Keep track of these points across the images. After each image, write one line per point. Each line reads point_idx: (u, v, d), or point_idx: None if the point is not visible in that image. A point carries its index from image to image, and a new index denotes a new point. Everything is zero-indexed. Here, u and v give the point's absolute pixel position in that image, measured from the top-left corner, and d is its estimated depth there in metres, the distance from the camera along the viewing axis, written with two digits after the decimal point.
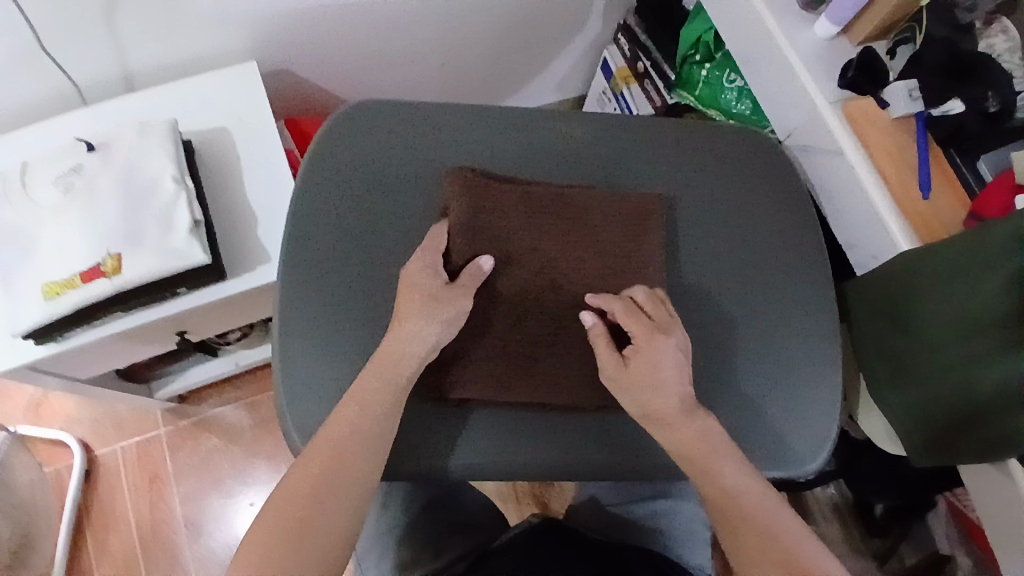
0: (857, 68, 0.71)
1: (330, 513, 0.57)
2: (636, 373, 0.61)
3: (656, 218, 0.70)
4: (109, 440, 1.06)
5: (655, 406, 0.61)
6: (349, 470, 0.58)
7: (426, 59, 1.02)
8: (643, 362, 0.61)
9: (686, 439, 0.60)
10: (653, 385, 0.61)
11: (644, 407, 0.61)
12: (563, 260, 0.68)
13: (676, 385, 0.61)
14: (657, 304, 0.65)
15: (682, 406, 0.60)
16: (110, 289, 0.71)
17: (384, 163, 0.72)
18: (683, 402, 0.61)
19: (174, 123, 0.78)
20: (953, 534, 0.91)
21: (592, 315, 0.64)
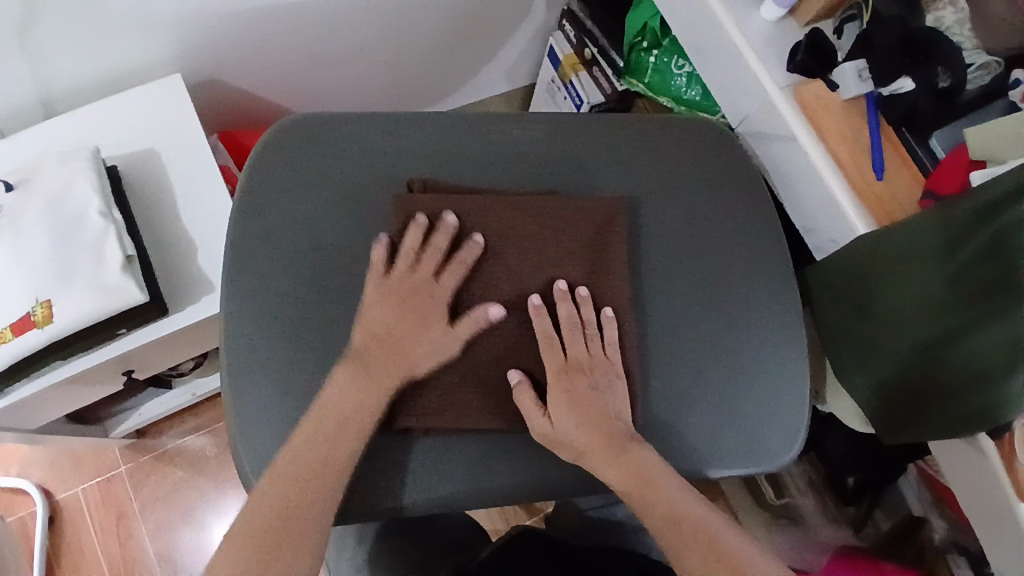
0: (806, 51, 0.70)
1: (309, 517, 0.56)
2: (567, 409, 0.62)
3: (619, 221, 0.67)
4: (69, 482, 1.01)
5: (581, 441, 0.61)
6: (325, 477, 0.57)
7: (368, 58, 0.98)
8: (576, 396, 0.62)
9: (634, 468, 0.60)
10: (577, 423, 0.61)
11: (571, 444, 0.61)
12: (535, 269, 0.66)
13: (605, 423, 0.61)
14: (613, 343, 0.64)
15: (610, 439, 0.61)
16: (43, 338, 0.66)
17: (327, 181, 0.69)
18: (610, 440, 0.61)
19: (97, 150, 0.73)
20: (925, 497, 0.94)
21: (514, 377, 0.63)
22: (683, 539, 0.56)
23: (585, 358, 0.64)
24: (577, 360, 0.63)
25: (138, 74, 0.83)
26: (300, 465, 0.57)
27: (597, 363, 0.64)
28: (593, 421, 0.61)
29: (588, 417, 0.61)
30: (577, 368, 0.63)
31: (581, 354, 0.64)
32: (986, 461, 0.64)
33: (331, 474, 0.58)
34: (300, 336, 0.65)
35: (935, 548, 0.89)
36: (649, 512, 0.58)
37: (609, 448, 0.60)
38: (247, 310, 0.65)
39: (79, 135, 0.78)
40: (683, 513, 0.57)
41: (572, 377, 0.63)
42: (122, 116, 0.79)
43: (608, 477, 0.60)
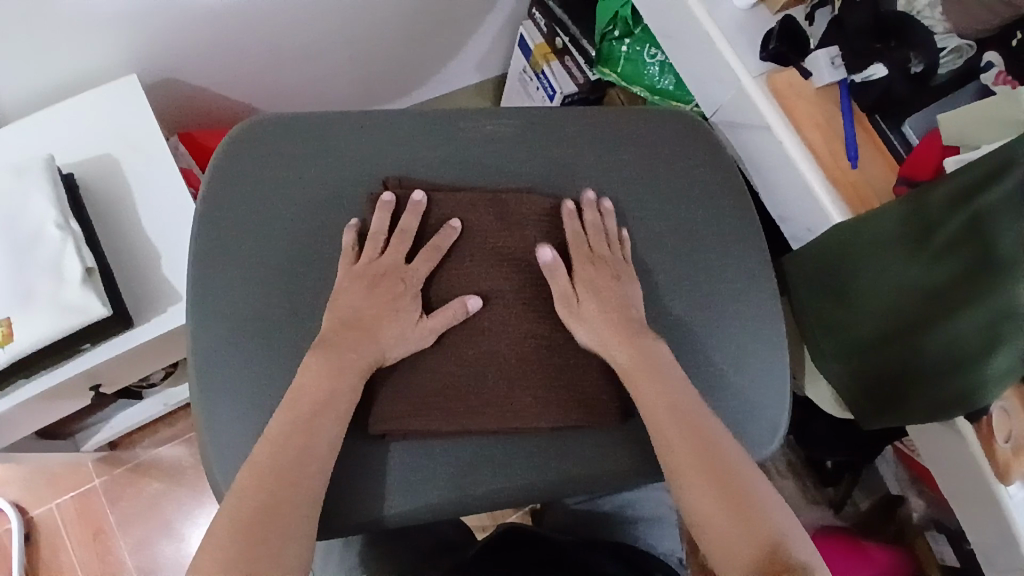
0: (778, 38, 0.69)
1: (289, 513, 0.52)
2: (595, 307, 0.64)
3: (599, 222, 0.67)
4: (43, 499, 0.99)
5: (609, 346, 0.63)
6: (303, 470, 0.54)
7: (333, 53, 0.95)
8: (601, 290, 0.65)
9: None
10: (604, 319, 0.63)
11: (608, 353, 0.63)
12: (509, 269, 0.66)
13: (628, 311, 0.64)
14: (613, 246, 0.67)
15: (635, 341, 0.62)
16: (2, 359, 0.64)
17: (292, 184, 0.66)
18: (633, 332, 0.63)
19: (50, 158, 0.70)
20: (902, 476, 0.97)
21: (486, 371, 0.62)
22: (705, 479, 0.54)
23: (594, 263, 0.66)
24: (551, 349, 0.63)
25: (92, 76, 0.79)
26: (274, 455, 0.54)
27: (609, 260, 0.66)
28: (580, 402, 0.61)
29: (615, 317, 0.63)
30: (597, 262, 0.66)
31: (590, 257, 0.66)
32: (964, 443, 0.65)
33: (309, 469, 0.54)
34: (272, 346, 0.63)
35: (915, 527, 0.94)
36: None
37: (635, 342, 0.62)
38: (217, 321, 0.63)
39: (32, 143, 0.75)
40: (709, 447, 0.55)
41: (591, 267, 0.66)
42: (77, 121, 0.76)
43: (645, 397, 0.60)
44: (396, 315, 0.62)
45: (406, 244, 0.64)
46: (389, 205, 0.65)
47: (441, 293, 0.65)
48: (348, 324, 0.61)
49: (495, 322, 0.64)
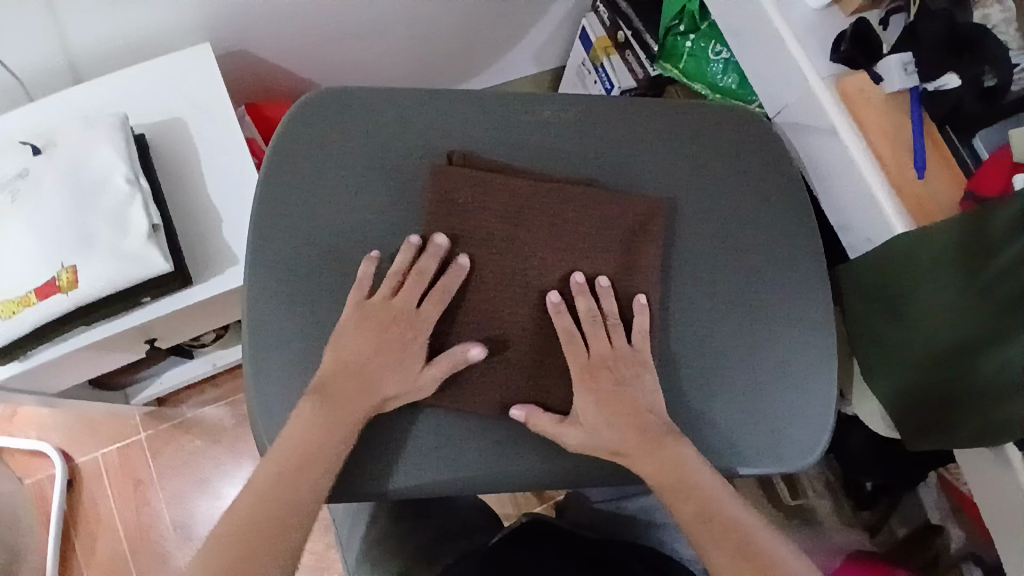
0: (850, 40, 0.68)
1: (281, 532, 0.55)
2: (595, 408, 0.62)
3: (658, 222, 0.67)
4: (88, 447, 1.03)
5: (615, 441, 0.61)
6: (310, 476, 0.57)
7: (396, 32, 0.96)
8: (604, 397, 0.62)
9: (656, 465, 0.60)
10: (607, 423, 0.61)
11: (605, 445, 0.62)
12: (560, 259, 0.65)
13: (639, 416, 0.62)
14: (640, 331, 0.64)
15: (645, 434, 0.61)
16: (68, 304, 0.67)
17: (353, 156, 0.68)
18: (644, 434, 0.61)
19: (125, 117, 0.73)
20: (944, 504, 0.92)
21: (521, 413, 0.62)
22: (713, 536, 0.57)
23: (609, 352, 0.64)
24: (599, 358, 0.63)
25: (167, 42, 0.82)
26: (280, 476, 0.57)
27: (622, 356, 0.64)
28: (626, 418, 0.61)
29: (620, 417, 0.61)
30: (600, 364, 0.63)
31: (604, 348, 0.64)
32: (1013, 471, 0.63)
33: (310, 478, 0.57)
34: (323, 312, 0.64)
35: (950, 559, 0.89)
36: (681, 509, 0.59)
37: (644, 445, 0.60)
38: (271, 283, 0.64)
39: (107, 103, 0.78)
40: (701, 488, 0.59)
41: (596, 375, 0.63)
42: (149, 84, 0.79)
43: (644, 472, 0.60)
44: (448, 291, 0.63)
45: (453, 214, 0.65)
46: (445, 174, 0.66)
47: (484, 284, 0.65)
48: (365, 360, 0.61)
49: (509, 353, 0.64)
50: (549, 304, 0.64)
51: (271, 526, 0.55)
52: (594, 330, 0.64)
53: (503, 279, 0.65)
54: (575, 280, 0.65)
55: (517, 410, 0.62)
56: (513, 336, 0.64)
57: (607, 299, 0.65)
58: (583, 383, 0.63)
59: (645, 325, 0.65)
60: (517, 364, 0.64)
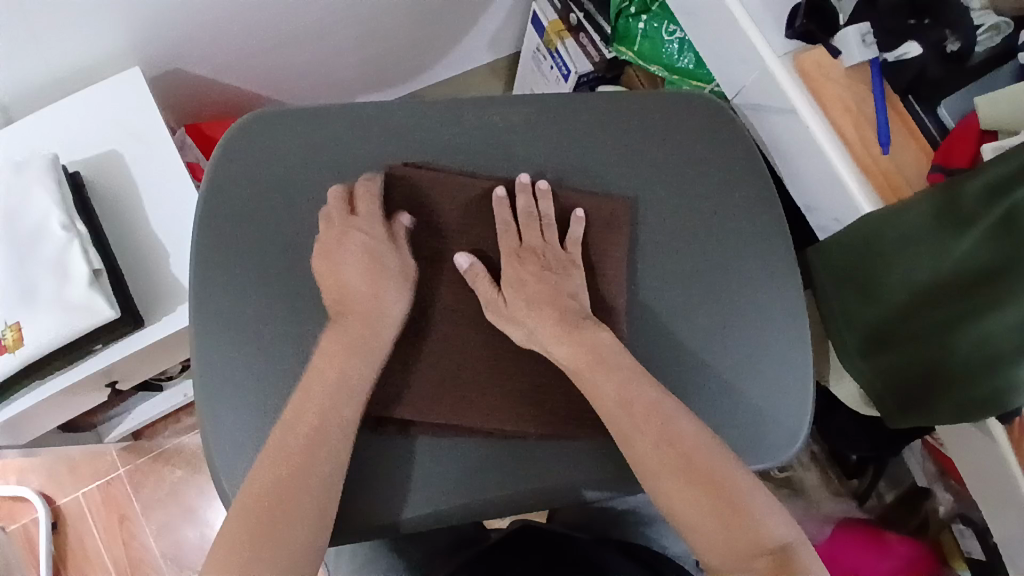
0: (806, 15, 0.64)
1: (315, 478, 0.54)
2: (519, 291, 0.61)
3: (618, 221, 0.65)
4: (69, 487, 1.01)
5: (534, 321, 0.60)
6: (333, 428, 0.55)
7: (339, 35, 0.92)
8: (526, 277, 0.61)
9: (575, 345, 0.59)
10: (529, 303, 0.60)
11: (524, 324, 0.60)
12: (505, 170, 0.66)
13: (559, 300, 0.60)
14: (575, 238, 0.64)
15: (563, 317, 0.60)
16: (15, 363, 0.64)
17: (296, 181, 0.65)
18: (563, 316, 0.60)
19: (55, 157, 0.69)
20: (930, 469, 0.93)
21: (465, 259, 0.62)
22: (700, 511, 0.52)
23: (540, 244, 0.63)
24: (529, 247, 0.63)
25: (94, 71, 0.78)
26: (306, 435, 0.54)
27: (552, 250, 0.63)
28: (547, 301, 0.60)
29: (539, 296, 0.60)
30: (529, 250, 0.62)
31: (536, 239, 0.63)
32: (994, 444, 0.62)
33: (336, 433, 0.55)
34: (280, 350, 0.62)
35: (941, 521, 0.92)
36: (601, 393, 0.57)
37: (561, 326, 0.59)
38: (222, 324, 0.62)
39: (36, 143, 0.74)
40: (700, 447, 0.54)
41: (523, 259, 0.62)
42: (79, 118, 0.75)
43: (560, 356, 0.59)
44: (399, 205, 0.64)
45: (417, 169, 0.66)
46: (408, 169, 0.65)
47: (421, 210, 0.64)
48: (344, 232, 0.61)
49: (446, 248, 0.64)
50: (494, 197, 0.64)
51: (305, 481, 0.53)
52: (531, 225, 0.63)
53: (451, 180, 0.65)
54: (521, 179, 0.65)
55: (463, 257, 0.63)
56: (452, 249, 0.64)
57: (546, 201, 0.64)
58: (508, 264, 0.62)
59: (581, 233, 0.64)
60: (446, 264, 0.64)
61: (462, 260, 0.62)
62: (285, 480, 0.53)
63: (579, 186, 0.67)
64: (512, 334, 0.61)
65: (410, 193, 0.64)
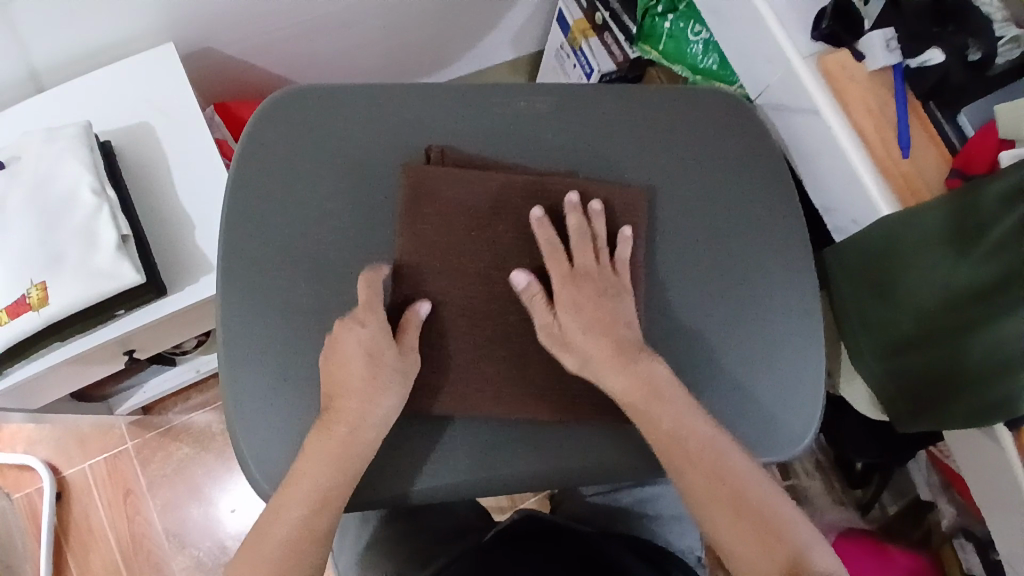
0: (832, 17, 0.66)
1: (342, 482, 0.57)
2: (575, 315, 0.61)
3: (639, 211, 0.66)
4: (76, 459, 1.02)
5: (591, 349, 0.60)
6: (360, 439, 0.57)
7: (368, 23, 0.93)
8: (581, 302, 0.61)
9: (631, 378, 0.59)
10: (584, 327, 0.60)
11: (579, 352, 0.60)
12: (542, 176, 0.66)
13: (615, 329, 0.60)
14: (624, 261, 0.64)
15: (618, 347, 0.60)
16: (38, 322, 0.65)
17: (325, 157, 0.66)
18: (620, 346, 0.60)
19: (88, 125, 0.70)
20: (934, 481, 0.94)
21: (522, 278, 0.62)
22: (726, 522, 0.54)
23: (593, 269, 0.63)
24: (582, 270, 0.62)
25: (127, 44, 0.79)
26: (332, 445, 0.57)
27: (605, 275, 0.63)
28: (604, 329, 0.60)
29: (595, 324, 0.60)
30: (584, 276, 0.62)
31: (589, 262, 0.63)
32: (1003, 451, 0.62)
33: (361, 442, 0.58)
34: (301, 322, 0.63)
35: (942, 534, 0.92)
36: (651, 425, 0.58)
37: (617, 357, 0.59)
38: (245, 292, 0.63)
39: (69, 112, 0.76)
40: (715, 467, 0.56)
41: (578, 283, 0.62)
42: (113, 90, 0.76)
43: (614, 388, 0.59)
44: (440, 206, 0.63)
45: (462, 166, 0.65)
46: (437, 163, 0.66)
47: (464, 220, 0.64)
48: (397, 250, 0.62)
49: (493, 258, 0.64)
50: (532, 217, 0.63)
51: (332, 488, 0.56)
52: (584, 247, 0.63)
53: (492, 183, 0.64)
54: (569, 198, 0.64)
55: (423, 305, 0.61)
56: (495, 262, 0.64)
57: (598, 222, 0.64)
58: (562, 288, 0.61)
59: (630, 255, 0.64)
60: (496, 278, 0.64)
61: (519, 280, 0.62)
62: (316, 484, 0.56)
63: (615, 186, 0.66)
64: (566, 360, 0.61)
65: (437, 183, 0.64)
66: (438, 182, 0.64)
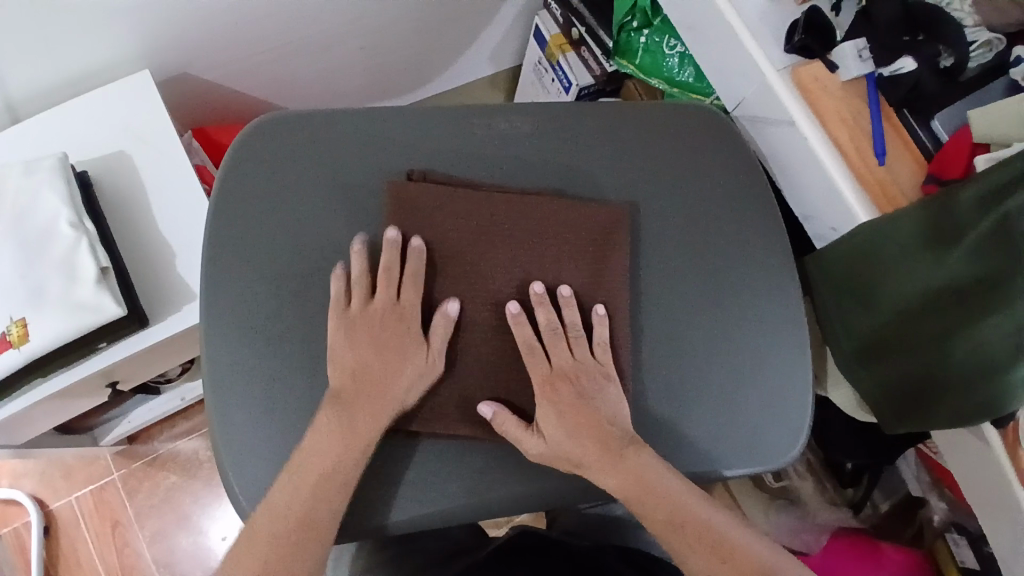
0: (804, 29, 0.67)
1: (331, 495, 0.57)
2: (557, 420, 0.60)
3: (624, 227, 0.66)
4: (62, 492, 1.00)
5: (579, 454, 0.60)
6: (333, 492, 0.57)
7: (346, 44, 0.93)
8: (564, 407, 0.61)
9: (620, 476, 0.59)
10: (569, 434, 0.60)
11: (567, 457, 0.60)
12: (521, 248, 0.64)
13: (600, 428, 0.60)
14: (603, 343, 0.63)
15: (606, 448, 0.59)
16: (19, 359, 0.64)
17: (305, 183, 0.65)
18: (606, 446, 0.60)
19: (65, 156, 0.69)
20: (924, 478, 0.94)
21: (491, 408, 0.61)
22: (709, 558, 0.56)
23: (571, 364, 0.62)
24: (561, 369, 0.62)
25: (104, 74, 0.79)
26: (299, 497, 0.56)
27: (584, 368, 0.62)
28: (587, 430, 0.60)
29: (580, 428, 0.60)
30: (562, 376, 0.62)
31: (567, 360, 0.62)
32: (990, 451, 0.63)
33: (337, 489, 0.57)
34: (287, 349, 0.62)
35: (935, 530, 0.93)
36: (648, 517, 0.58)
37: (605, 457, 0.59)
38: (230, 321, 0.62)
39: (44, 144, 0.74)
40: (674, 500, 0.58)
41: (556, 386, 0.62)
42: (90, 119, 0.76)
43: (608, 487, 0.59)
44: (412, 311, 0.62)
45: (440, 243, 0.64)
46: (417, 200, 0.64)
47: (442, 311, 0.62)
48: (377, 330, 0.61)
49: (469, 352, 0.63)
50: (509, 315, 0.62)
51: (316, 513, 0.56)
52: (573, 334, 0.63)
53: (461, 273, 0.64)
54: (534, 290, 0.63)
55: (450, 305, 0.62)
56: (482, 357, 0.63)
57: (571, 310, 0.63)
58: (542, 393, 0.61)
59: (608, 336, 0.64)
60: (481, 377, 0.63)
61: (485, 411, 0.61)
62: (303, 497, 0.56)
63: (597, 268, 0.65)
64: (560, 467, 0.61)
65: (417, 210, 0.64)
66: (411, 270, 0.62)
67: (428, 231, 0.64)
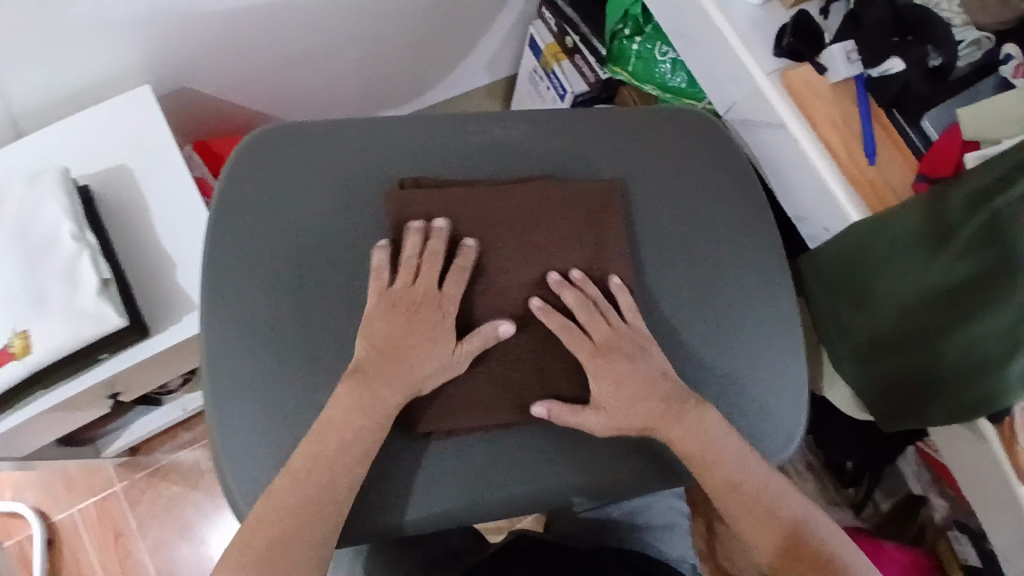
0: (793, 34, 0.68)
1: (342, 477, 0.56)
2: (614, 391, 0.61)
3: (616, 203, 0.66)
4: (66, 503, 1.00)
5: (642, 417, 0.61)
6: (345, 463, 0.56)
7: (344, 55, 0.95)
8: (617, 376, 0.61)
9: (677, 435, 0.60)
10: (629, 402, 0.61)
11: (632, 423, 0.61)
12: (527, 227, 0.64)
13: (657, 388, 0.61)
14: (631, 309, 0.64)
15: (667, 403, 0.61)
16: (23, 370, 0.65)
17: (304, 192, 0.66)
18: (666, 401, 0.61)
19: (66, 170, 0.70)
20: (925, 476, 0.95)
21: (545, 408, 0.61)
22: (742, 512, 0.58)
23: (609, 333, 0.62)
24: (604, 341, 0.62)
25: (105, 87, 0.80)
26: (314, 448, 0.57)
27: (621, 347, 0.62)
28: (642, 397, 0.61)
29: (636, 395, 0.61)
30: (607, 347, 0.62)
31: (603, 331, 0.62)
32: (987, 446, 0.64)
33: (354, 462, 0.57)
34: (287, 357, 0.63)
35: (937, 528, 0.93)
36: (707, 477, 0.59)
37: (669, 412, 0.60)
38: (229, 329, 0.63)
39: (46, 157, 0.75)
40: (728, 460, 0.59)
41: (607, 356, 0.62)
42: (90, 133, 0.77)
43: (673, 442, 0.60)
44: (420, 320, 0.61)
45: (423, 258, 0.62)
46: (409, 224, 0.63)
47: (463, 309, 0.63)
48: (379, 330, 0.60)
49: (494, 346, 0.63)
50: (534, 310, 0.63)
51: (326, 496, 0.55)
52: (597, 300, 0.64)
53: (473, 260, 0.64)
54: (552, 278, 0.63)
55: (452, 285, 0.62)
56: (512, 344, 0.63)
57: (589, 287, 0.64)
58: (595, 366, 0.62)
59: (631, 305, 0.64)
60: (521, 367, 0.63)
61: (504, 330, 0.61)
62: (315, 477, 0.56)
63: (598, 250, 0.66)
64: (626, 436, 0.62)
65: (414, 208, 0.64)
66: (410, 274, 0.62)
67: (410, 252, 0.62)
